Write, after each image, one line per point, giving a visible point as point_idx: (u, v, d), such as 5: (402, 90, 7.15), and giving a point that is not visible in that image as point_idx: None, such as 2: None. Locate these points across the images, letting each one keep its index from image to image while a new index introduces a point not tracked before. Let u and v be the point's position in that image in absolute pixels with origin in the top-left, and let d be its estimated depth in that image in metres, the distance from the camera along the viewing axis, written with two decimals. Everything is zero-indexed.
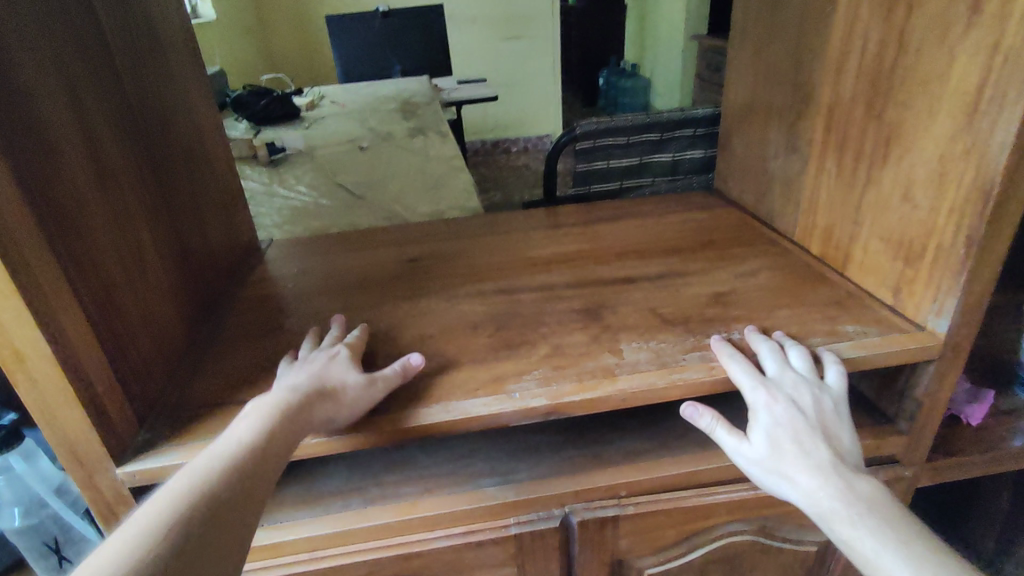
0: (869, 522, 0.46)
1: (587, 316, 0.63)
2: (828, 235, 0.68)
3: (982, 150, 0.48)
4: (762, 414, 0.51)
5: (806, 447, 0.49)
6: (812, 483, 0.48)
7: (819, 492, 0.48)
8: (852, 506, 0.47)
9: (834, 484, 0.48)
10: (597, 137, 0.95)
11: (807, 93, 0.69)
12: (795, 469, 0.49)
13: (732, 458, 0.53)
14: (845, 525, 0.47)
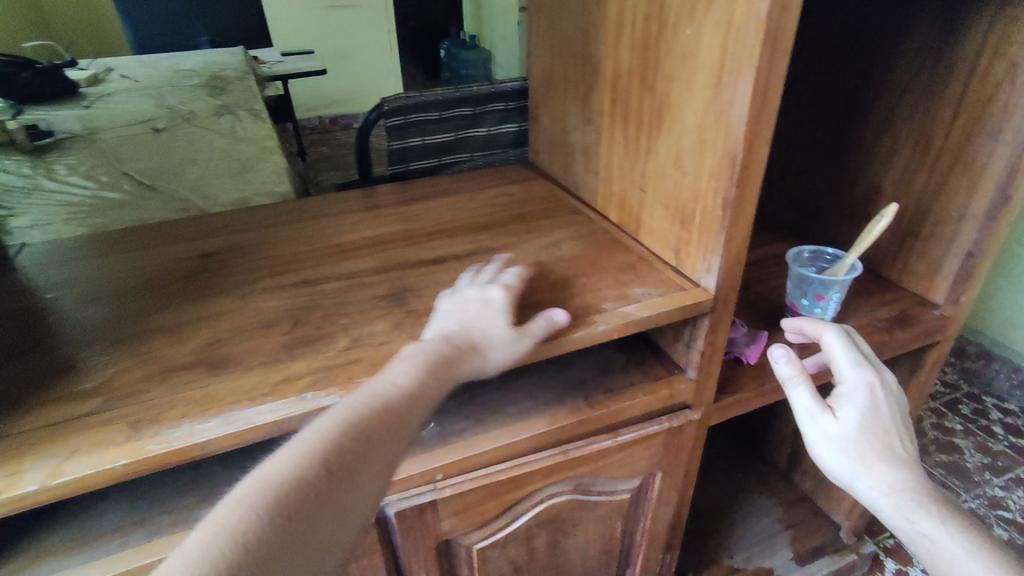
0: (943, 526, 0.49)
1: (392, 301, 0.61)
2: (621, 203, 0.72)
3: (727, 120, 0.52)
4: (874, 397, 0.55)
5: (895, 433, 0.54)
6: (921, 481, 0.52)
7: (915, 493, 0.51)
8: (936, 512, 0.50)
9: (927, 482, 0.52)
10: (408, 112, 0.91)
11: (594, 67, 0.71)
12: (898, 461, 0.52)
13: (812, 427, 0.55)
14: (928, 526, 0.50)
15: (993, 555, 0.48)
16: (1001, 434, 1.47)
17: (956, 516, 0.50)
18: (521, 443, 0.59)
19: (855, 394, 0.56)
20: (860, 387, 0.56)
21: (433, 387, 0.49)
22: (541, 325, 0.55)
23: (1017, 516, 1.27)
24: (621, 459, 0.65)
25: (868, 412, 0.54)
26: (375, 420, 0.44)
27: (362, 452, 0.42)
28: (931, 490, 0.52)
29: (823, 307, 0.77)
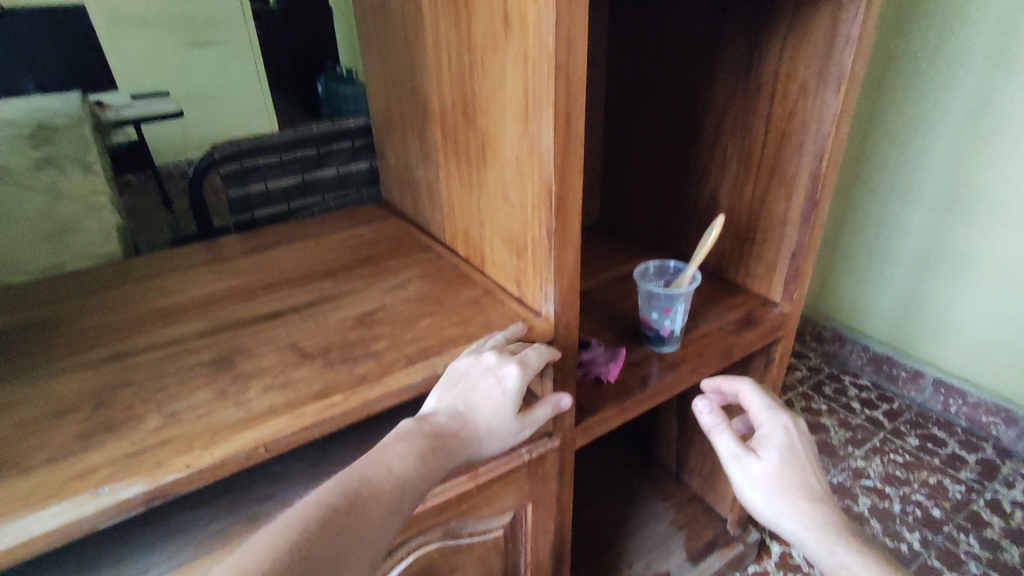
0: (850, 545, 0.60)
1: (217, 366, 0.56)
2: (466, 236, 0.72)
3: (538, 151, 0.53)
4: (788, 439, 0.67)
5: (806, 470, 0.65)
6: (829, 507, 0.63)
7: (826, 518, 0.62)
8: (847, 535, 0.61)
9: (833, 508, 0.63)
10: (242, 158, 0.87)
11: (424, 103, 0.71)
12: (809, 491, 0.64)
13: (741, 470, 0.66)
14: (839, 546, 0.60)
15: (881, 564, 0.59)
16: (858, 409, 1.62)
17: (859, 537, 0.61)
18: None
19: (772, 437, 0.68)
20: (776, 433, 0.68)
21: (431, 469, 0.52)
22: (497, 406, 0.55)
23: (878, 483, 1.39)
24: (486, 497, 0.64)
25: (783, 451, 0.66)
26: (368, 497, 0.48)
27: (369, 521, 0.48)
28: (840, 513, 0.63)
29: (672, 319, 0.80)
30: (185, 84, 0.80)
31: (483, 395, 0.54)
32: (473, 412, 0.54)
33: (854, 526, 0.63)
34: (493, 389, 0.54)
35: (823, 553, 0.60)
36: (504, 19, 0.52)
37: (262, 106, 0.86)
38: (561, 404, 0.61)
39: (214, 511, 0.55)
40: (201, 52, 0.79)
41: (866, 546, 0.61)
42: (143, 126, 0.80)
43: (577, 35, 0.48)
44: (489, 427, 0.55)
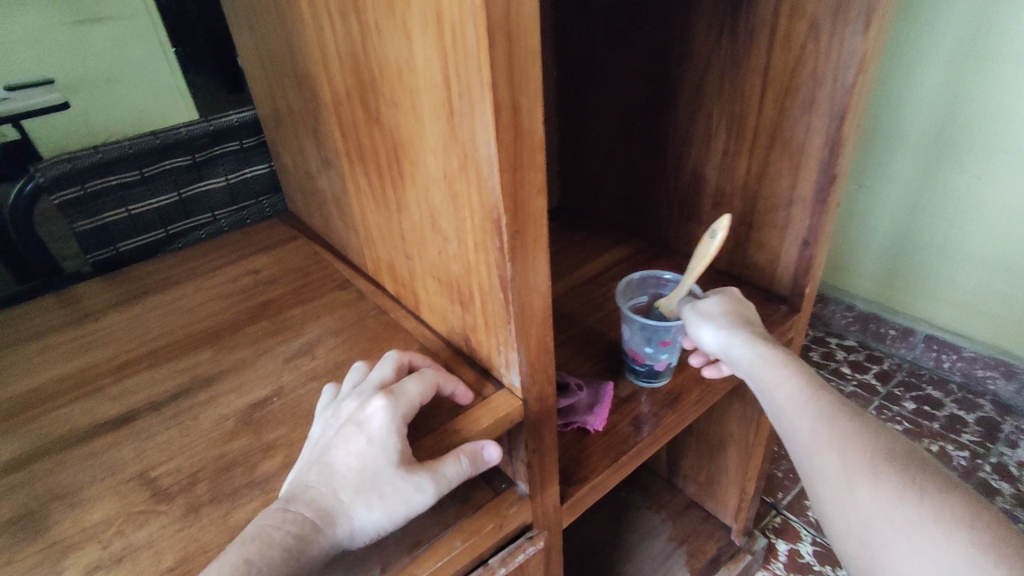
0: (824, 446, 0.45)
1: (20, 529, 0.37)
2: (393, 272, 0.53)
3: (475, 165, 0.34)
4: (726, 331, 0.54)
5: (756, 361, 0.51)
6: (800, 395, 0.48)
7: (796, 417, 0.47)
8: (822, 432, 0.45)
9: (808, 398, 0.47)
10: (84, 179, 0.65)
11: (313, 92, 0.51)
12: (767, 387, 0.50)
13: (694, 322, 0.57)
14: (811, 450, 0.45)
15: (869, 468, 0.42)
16: (848, 374, 1.39)
17: (853, 430, 0.45)
18: None
19: (707, 332, 0.56)
20: (713, 329, 0.55)
21: None
22: (366, 458, 0.37)
23: None
24: None
25: (730, 346, 0.53)
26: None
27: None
28: (822, 403, 0.47)
29: (665, 351, 0.63)
30: (79, 68, 0.62)
31: (341, 450, 0.37)
32: (334, 475, 0.36)
33: (850, 414, 0.46)
34: (350, 435, 0.37)
35: (801, 458, 0.47)
36: None
37: (175, 90, 0.68)
38: (482, 455, 0.40)
39: None
40: (96, 31, 0.61)
41: (857, 441, 0.44)
42: (24, 124, 0.61)
43: None
44: (367, 493, 0.36)
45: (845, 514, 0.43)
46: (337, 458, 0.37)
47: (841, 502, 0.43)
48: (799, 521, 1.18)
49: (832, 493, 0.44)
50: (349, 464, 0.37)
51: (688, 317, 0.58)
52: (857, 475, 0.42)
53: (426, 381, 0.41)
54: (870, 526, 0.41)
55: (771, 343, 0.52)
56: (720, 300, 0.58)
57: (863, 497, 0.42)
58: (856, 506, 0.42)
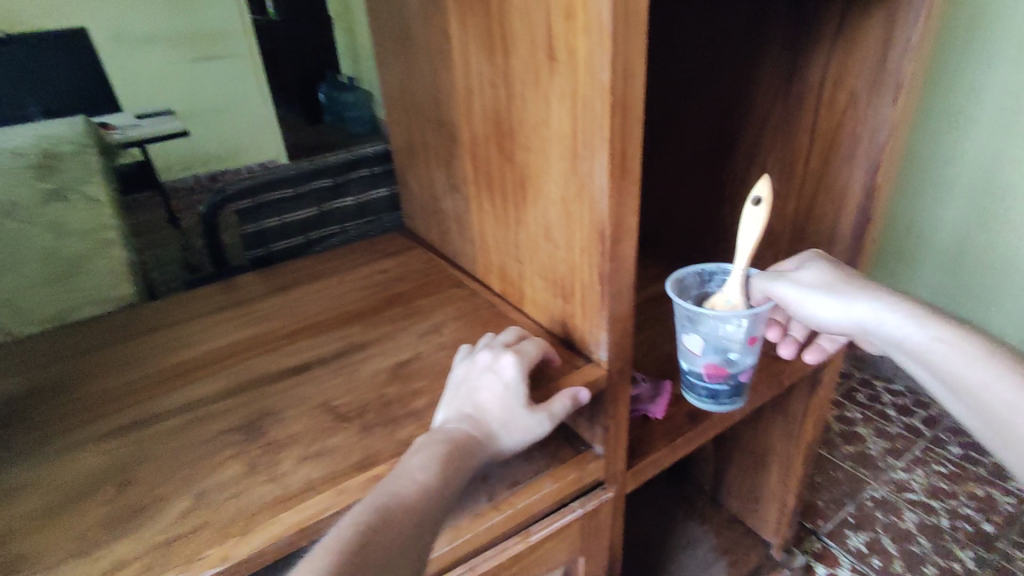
0: (967, 371, 0.53)
1: (246, 434, 0.52)
2: (502, 273, 0.67)
3: (589, 192, 0.48)
4: (846, 294, 0.61)
5: (879, 310, 0.59)
6: (931, 332, 0.56)
7: (932, 351, 0.55)
8: (961, 359, 0.54)
9: (938, 333, 0.56)
10: (256, 193, 0.81)
11: (450, 132, 0.66)
12: (894, 331, 0.58)
13: (795, 289, 0.63)
14: (955, 377, 0.54)
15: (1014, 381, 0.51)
16: (892, 415, 1.55)
17: (985, 355, 0.53)
18: None
19: (814, 293, 0.62)
20: (819, 290, 0.62)
21: (452, 475, 0.46)
22: (505, 397, 0.51)
23: (923, 496, 1.33)
24: (537, 557, 0.60)
25: (844, 303, 0.61)
26: (393, 516, 0.42)
27: (389, 552, 0.40)
28: (953, 336, 0.55)
29: (749, 354, 0.65)
30: (193, 100, 0.70)
31: (483, 389, 0.51)
32: (480, 408, 0.51)
33: (979, 343, 0.54)
34: (490, 379, 0.52)
35: (943, 386, 0.55)
36: (547, 47, 0.46)
37: (269, 124, 0.77)
38: (580, 397, 0.53)
39: None
40: (209, 67, 0.70)
41: (995, 365, 0.52)
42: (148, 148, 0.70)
43: (634, 64, 0.42)
44: (506, 419, 0.50)
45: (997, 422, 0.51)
46: (483, 393, 0.51)
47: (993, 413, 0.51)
48: (839, 548, 1.23)
49: (984, 407, 0.51)
50: (489, 399, 0.51)
51: (779, 282, 0.64)
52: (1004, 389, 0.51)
53: (538, 345, 0.55)
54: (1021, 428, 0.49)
55: (884, 292, 0.60)
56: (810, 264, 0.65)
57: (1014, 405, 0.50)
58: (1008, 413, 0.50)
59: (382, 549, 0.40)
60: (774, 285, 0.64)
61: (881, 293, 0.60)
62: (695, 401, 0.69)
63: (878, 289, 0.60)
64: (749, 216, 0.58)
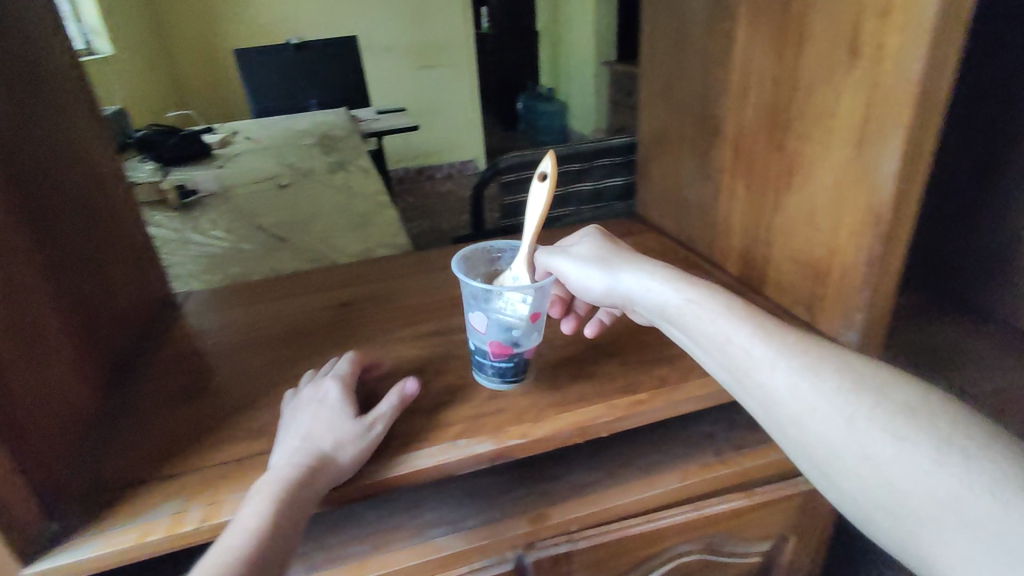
0: (870, 441, 0.41)
1: (525, 352, 0.64)
2: (744, 257, 0.72)
3: (873, 178, 0.52)
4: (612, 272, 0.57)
5: (643, 281, 0.55)
6: (835, 386, 0.44)
7: (818, 411, 0.44)
8: (860, 424, 0.42)
9: (839, 390, 0.43)
10: (519, 169, 1.00)
11: (714, 124, 0.73)
12: (768, 377, 0.46)
13: (580, 268, 0.58)
14: (847, 448, 0.42)
15: (935, 451, 0.39)
16: None
17: (909, 416, 0.41)
18: (653, 497, 0.60)
19: (624, 274, 0.56)
20: (641, 269, 0.55)
21: (299, 489, 0.45)
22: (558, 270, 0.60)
23: None
24: (753, 519, 0.64)
25: (611, 275, 0.57)
26: (293, 498, 0.44)
27: (277, 536, 0.42)
28: (864, 393, 0.43)
29: (536, 332, 0.57)
30: None
31: (325, 408, 0.53)
32: (291, 434, 0.51)
33: (915, 394, 0.42)
34: (314, 407, 0.53)
35: (820, 452, 0.44)
36: (851, 42, 0.51)
37: None
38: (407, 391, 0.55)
39: (509, 479, 0.63)
40: None
41: (911, 430, 0.40)
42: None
43: (949, 57, 0.45)
44: (297, 446, 0.49)
45: (902, 504, 0.40)
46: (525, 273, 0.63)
47: (900, 494, 0.40)
48: None
49: (881, 487, 0.40)
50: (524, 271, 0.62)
51: (555, 262, 0.60)
52: (918, 464, 0.39)
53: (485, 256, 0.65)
54: (927, 513, 0.38)
55: (777, 329, 0.48)
56: (589, 241, 0.61)
57: (931, 486, 0.38)
58: (920, 496, 0.39)
59: (277, 529, 0.43)
60: (552, 262, 0.60)
61: (737, 318, 0.49)
62: (485, 383, 0.59)
63: (726, 302, 0.51)
64: (533, 192, 0.56)
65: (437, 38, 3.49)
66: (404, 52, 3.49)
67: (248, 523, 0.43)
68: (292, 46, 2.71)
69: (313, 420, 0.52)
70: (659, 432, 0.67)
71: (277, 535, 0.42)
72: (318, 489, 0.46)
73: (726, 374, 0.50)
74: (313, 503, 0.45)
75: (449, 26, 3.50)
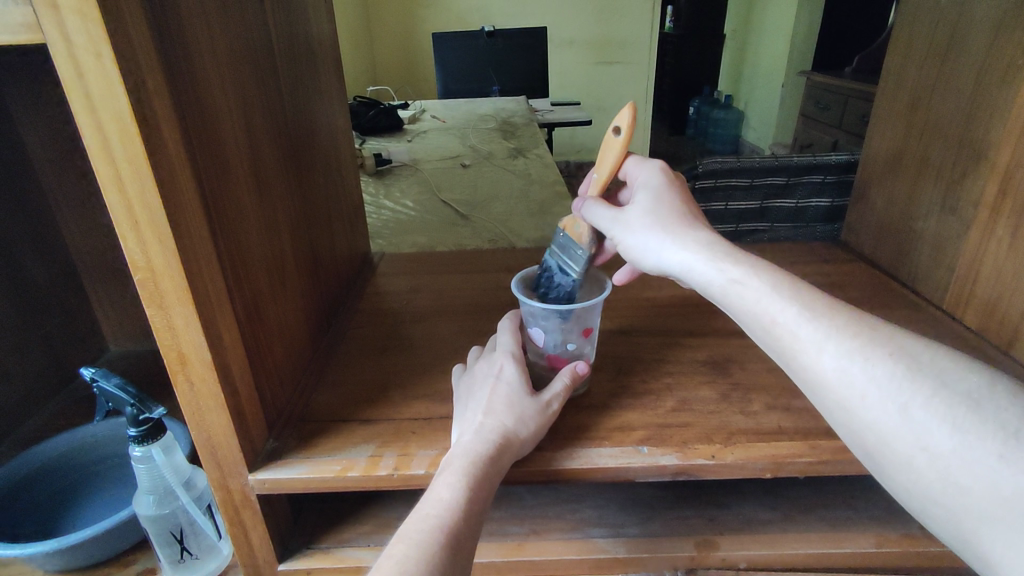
0: (933, 431, 0.37)
1: (713, 369, 0.60)
2: (990, 308, 0.62)
3: None
4: (653, 243, 0.49)
5: (686, 261, 0.47)
6: (888, 371, 0.38)
7: (868, 398, 0.39)
8: (916, 413, 0.37)
9: (893, 376, 0.38)
10: (721, 176, 1.00)
11: (978, 150, 0.63)
12: (812, 359, 0.40)
13: (622, 231, 0.51)
14: (900, 435, 0.38)
15: (1000, 449, 0.35)
16: None
17: (970, 409, 0.36)
18: (840, 556, 0.53)
19: (671, 249, 0.47)
20: (691, 251, 0.47)
21: (481, 473, 0.44)
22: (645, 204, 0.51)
23: None
24: None
25: (655, 246, 0.49)
26: (485, 477, 0.44)
27: (466, 524, 0.42)
28: (917, 379, 0.38)
29: (586, 346, 0.57)
30: None
31: (506, 383, 0.51)
32: (470, 409, 0.50)
33: (977, 387, 0.37)
34: (493, 382, 0.52)
35: (910, 477, 0.38)
36: None
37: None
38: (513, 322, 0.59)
39: (675, 497, 0.60)
40: None
41: (981, 427, 0.36)
42: None
43: None
44: (482, 423, 0.48)
45: (962, 500, 0.36)
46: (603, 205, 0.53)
47: (963, 493, 0.35)
48: None
49: (940, 484, 0.36)
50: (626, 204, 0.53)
51: (611, 226, 0.52)
52: (983, 460, 0.35)
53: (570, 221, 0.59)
54: (991, 513, 0.35)
55: (814, 296, 0.42)
56: (648, 191, 0.52)
57: (1000, 483, 0.34)
58: (986, 494, 0.35)
59: (472, 504, 0.43)
60: (610, 228, 0.52)
61: (781, 297, 0.43)
62: None
63: (774, 281, 0.43)
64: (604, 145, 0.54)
65: (621, 35, 3.46)
66: (585, 46, 3.51)
67: (444, 495, 0.43)
68: (484, 32, 2.83)
69: (495, 396, 0.50)
70: (851, 485, 0.60)
71: (468, 518, 0.42)
72: (503, 464, 0.46)
73: (781, 359, 0.43)
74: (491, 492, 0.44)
75: (634, 23, 3.44)
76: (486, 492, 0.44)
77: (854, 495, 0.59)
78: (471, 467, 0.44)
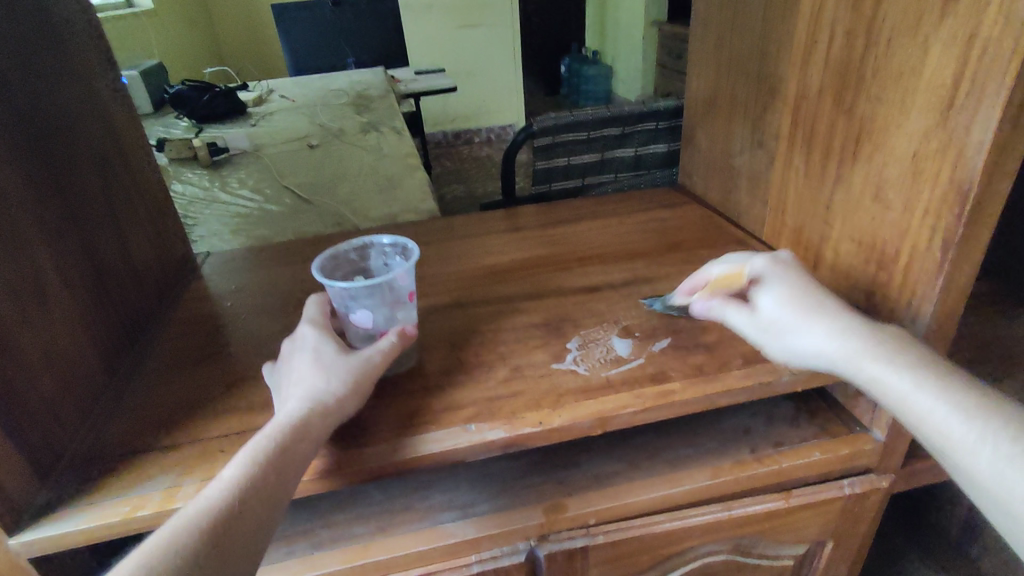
0: (911, 409, 0.43)
1: (549, 331, 0.59)
2: (798, 235, 0.65)
3: (959, 147, 0.44)
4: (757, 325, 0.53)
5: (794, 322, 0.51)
6: (917, 381, 0.43)
7: (896, 398, 0.44)
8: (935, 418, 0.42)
9: (931, 383, 0.42)
10: (556, 133, 0.97)
11: (773, 85, 0.65)
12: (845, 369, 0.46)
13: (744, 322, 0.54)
14: (928, 434, 0.43)
15: (968, 435, 0.40)
16: None
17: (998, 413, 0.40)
18: (680, 495, 0.54)
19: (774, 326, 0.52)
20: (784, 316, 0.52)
21: (274, 463, 0.41)
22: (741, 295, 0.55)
23: None
24: (791, 521, 0.58)
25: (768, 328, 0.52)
26: (281, 456, 0.42)
27: (236, 522, 0.39)
28: (900, 364, 0.44)
29: (412, 307, 0.56)
30: None
31: (319, 350, 0.50)
32: (287, 382, 0.48)
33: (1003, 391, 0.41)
34: (302, 351, 0.50)
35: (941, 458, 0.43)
36: None
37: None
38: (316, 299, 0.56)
39: (527, 464, 0.58)
40: None
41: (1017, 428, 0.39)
42: None
43: None
44: (298, 389, 0.46)
45: (971, 483, 0.41)
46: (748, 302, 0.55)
47: (969, 479, 0.41)
48: None
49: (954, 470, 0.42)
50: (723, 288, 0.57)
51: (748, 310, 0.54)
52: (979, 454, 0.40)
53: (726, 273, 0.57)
54: (991, 496, 0.40)
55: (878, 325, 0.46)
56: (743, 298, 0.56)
57: (984, 475, 0.39)
58: (983, 483, 0.40)
59: (248, 498, 0.40)
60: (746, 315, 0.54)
61: (835, 320, 0.47)
62: None
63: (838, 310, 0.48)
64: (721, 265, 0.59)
65: None
66: (445, 10, 3.40)
67: (223, 479, 0.40)
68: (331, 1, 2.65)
69: (310, 363, 0.48)
70: (693, 421, 0.61)
71: (237, 516, 0.39)
72: (302, 455, 0.43)
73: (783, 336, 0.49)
74: (267, 506, 0.40)
75: None
76: (263, 503, 0.40)
77: (694, 432, 0.61)
78: (272, 444, 0.42)
